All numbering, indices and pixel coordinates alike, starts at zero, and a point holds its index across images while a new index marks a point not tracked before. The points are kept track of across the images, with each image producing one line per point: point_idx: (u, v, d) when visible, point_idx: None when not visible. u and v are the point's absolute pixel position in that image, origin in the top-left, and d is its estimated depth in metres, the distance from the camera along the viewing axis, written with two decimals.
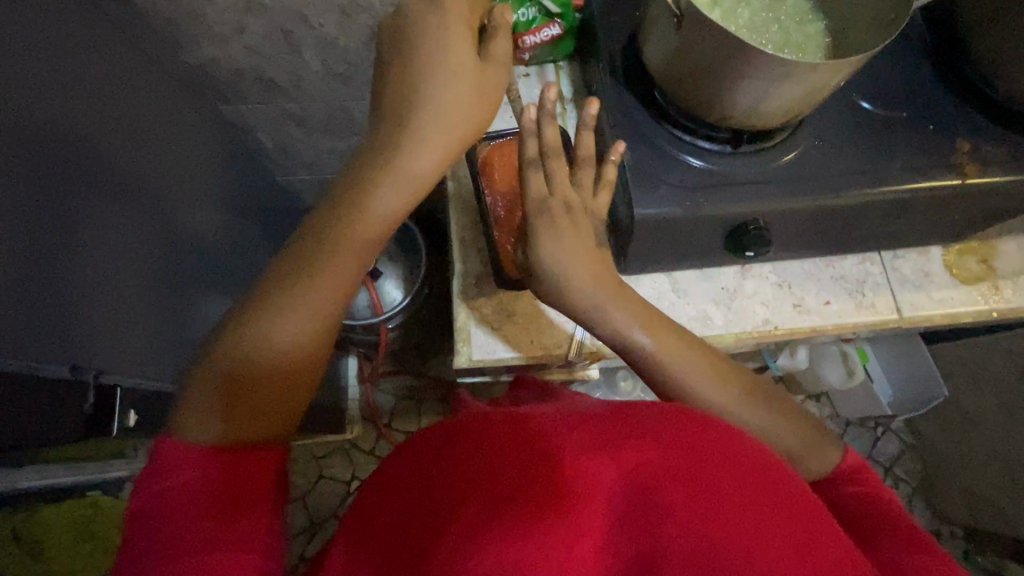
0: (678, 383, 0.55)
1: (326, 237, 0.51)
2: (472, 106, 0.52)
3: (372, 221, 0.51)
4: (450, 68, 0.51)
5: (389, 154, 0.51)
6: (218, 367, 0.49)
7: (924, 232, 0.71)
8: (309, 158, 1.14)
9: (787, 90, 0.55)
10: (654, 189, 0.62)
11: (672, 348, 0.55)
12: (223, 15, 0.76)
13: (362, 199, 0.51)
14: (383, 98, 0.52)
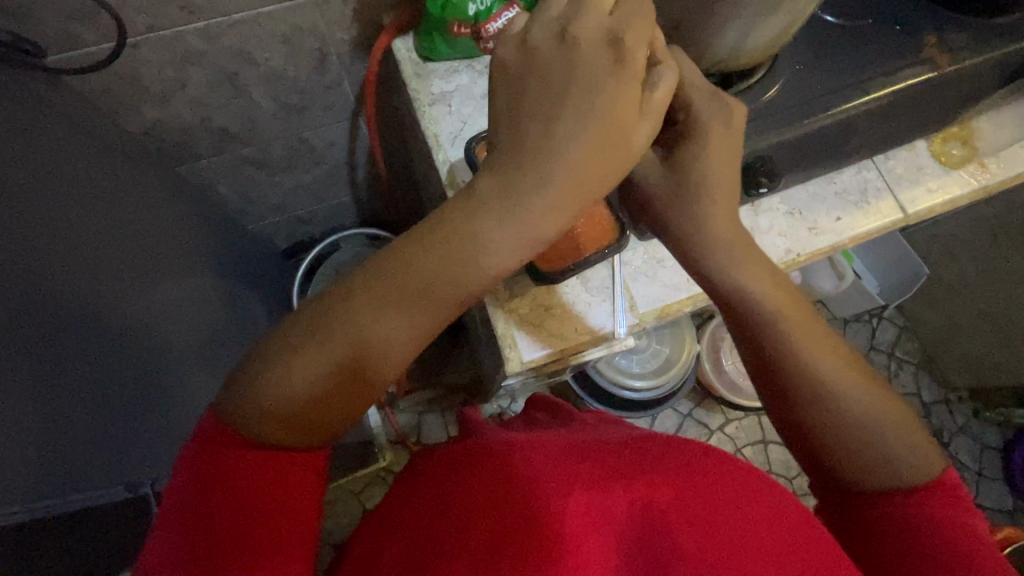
0: (801, 360, 0.48)
1: (427, 276, 0.45)
2: (602, 181, 0.45)
3: (476, 276, 0.45)
4: (602, 103, 0.44)
5: (505, 191, 0.44)
6: (275, 376, 0.43)
7: (908, 129, 0.73)
8: (275, 199, 1.08)
9: (771, 24, 0.55)
10: None
11: (800, 329, 0.49)
12: (161, 72, 0.70)
13: (465, 237, 0.44)
14: (522, 119, 0.45)
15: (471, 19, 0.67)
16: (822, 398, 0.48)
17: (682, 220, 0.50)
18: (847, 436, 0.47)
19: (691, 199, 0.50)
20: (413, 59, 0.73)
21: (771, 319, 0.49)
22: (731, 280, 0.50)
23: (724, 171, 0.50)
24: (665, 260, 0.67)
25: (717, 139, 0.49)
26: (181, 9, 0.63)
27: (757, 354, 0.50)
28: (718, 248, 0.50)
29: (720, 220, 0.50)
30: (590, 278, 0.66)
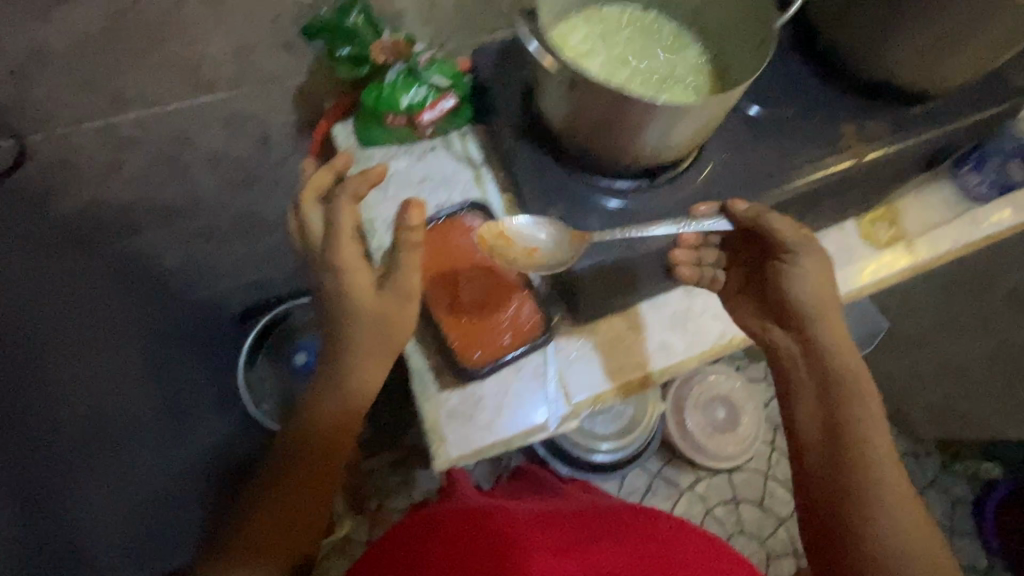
0: (865, 453, 0.58)
1: (313, 414, 0.62)
2: (390, 312, 0.58)
3: (344, 400, 0.62)
4: (351, 277, 0.58)
5: (339, 348, 0.60)
6: (251, 515, 0.63)
7: (834, 211, 0.75)
8: (226, 266, 1.07)
9: (685, 127, 0.56)
10: (583, 237, 0.62)
11: (883, 428, 0.59)
12: (94, 158, 0.70)
13: (333, 384, 0.62)
14: (328, 303, 0.59)
15: (404, 110, 0.68)
16: (871, 501, 0.57)
17: (816, 329, 0.61)
18: (882, 553, 0.56)
19: (809, 318, 0.61)
20: (352, 144, 0.73)
21: (866, 426, 0.59)
22: (839, 365, 0.61)
23: (827, 314, 0.61)
24: (599, 346, 0.68)
25: (818, 269, 0.61)
26: (110, 103, 0.63)
27: (838, 444, 0.59)
28: (840, 345, 0.61)
29: (842, 338, 0.61)
30: (524, 367, 0.65)
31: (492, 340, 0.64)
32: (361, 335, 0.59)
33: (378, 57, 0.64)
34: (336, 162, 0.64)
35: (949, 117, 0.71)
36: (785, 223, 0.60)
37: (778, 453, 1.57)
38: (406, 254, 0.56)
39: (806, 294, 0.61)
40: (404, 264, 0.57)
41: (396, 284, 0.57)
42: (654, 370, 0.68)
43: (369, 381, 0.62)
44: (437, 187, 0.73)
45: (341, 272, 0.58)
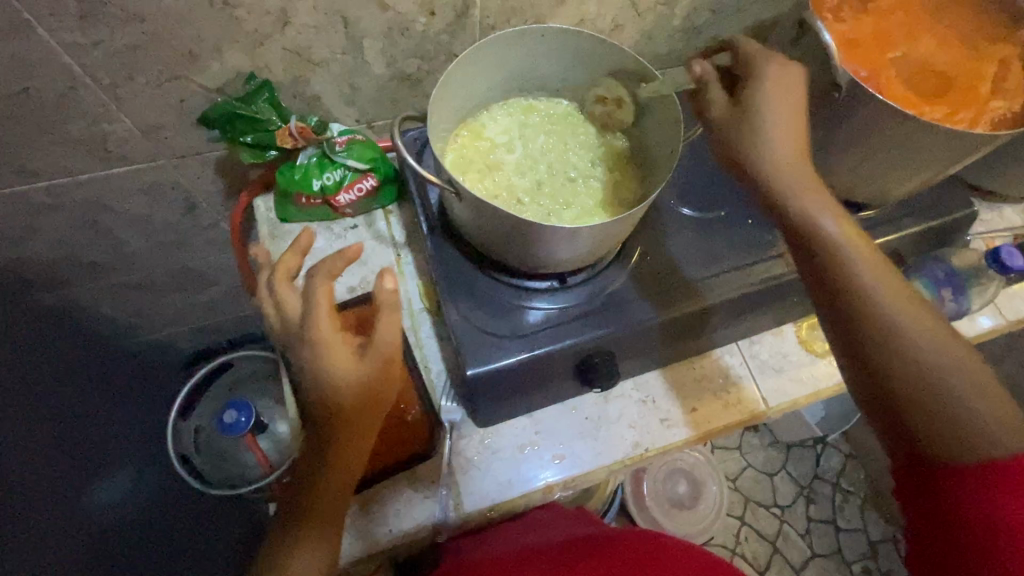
0: (885, 310, 0.47)
1: (311, 481, 0.51)
2: (383, 381, 0.49)
3: (345, 461, 0.50)
4: (329, 353, 0.47)
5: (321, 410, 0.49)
6: None
7: (770, 318, 0.71)
8: (170, 314, 1.06)
9: (582, 243, 0.53)
10: (487, 345, 0.60)
11: (869, 258, 0.49)
12: (8, 222, 0.70)
13: (329, 448, 0.50)
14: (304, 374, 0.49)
15: (317, 192, 0.68)
16: (896, 328, 0.47)
17: (768, 154, 0.51)
18: (929, 389, 0.45)
19: (768, 146, 0.51)
20: (271, 219, 0.72)
21: (846, 266, 0.49)
22: (809, 206, 0.50)
23: (797, 140, 0.51)
24: (500, 451, 0.64)
25: (777, 77, 0.51)
26: (17, 174, 0.63)
27: (836, 298, 0.49)
28: (811, 196, 0.50)
29: (818, 195, 0.51)
30: (419, 470, 0.62)
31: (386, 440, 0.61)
32: (349, 413, 0.48)
33: (286, 142, 0.63)
34: (301, 244, 0.53)
35: (889, 227, 0.68)
36: (784, 86, 0.51)
37: (747, 529, 1.49)
38: (387, 316, 0.47)
39: (773, 135, 0.51)
40: (383, 328, 0.48)
41: (376, 348, 0.48)
42: (557, 480, 0.64)
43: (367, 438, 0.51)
44: (352, 268, 0.71)
45: (317, 356, 0.48)
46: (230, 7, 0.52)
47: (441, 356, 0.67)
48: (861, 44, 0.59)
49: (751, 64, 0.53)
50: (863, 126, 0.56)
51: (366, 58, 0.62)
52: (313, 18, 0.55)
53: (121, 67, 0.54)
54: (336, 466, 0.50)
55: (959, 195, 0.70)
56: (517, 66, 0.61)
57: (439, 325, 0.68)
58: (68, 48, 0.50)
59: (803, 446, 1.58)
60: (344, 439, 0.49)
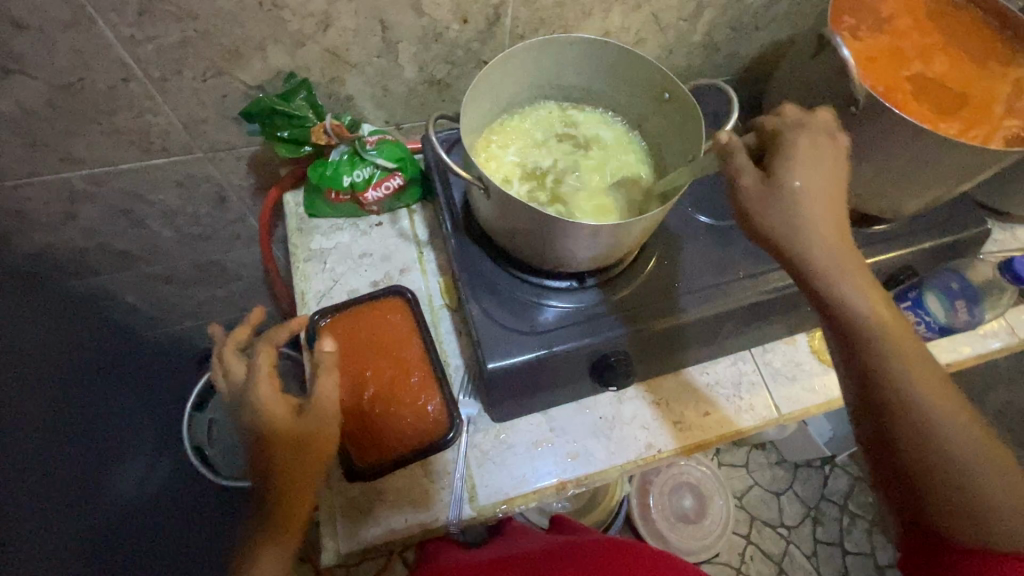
0: (904, 393, 0.46)
1: (267, 501, 0.52)
2: (320, 414, 0.51)
3: (297, 487, 0.51)
4: (266, 397, 0.50)
5: (261, 450, 0.50)
6: None
7: (783, 326, 0.72)
8: (191, 306, 1.08)
9: (602, 242, 0.55)
10: (507, 340, 0.61)
11: (901, 345, 0.46)
12: (47, 208, 0.72)
13: (279, 475, 0.51)
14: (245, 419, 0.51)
15: (347, 189, 0.70)
16: (917, 412, 0.45)
17: (801, 243, 0.46)
18: (951, 480, 0.45)
19: (807, 237, 0.46)
20: (299, 215, 0.74)
21: (873, 354, 0.46)
22: (837, 289, 0.46)
23: (835, 226, 0.46)
24: (515, 446, 0.66)
25: (808, 150, 0.46)
26: (61, 161, 0.66)
27: (866, 385, 0.47)
28: (840, 272, 0.46)
29: (857, 281, 0.46)
30: (434, 462, 0.63)
31: (399, 429, 0.60)
32: (289, 449, 0.50)
33: (320, 138, 0.65)
34: (250, 316, 0.57)
35: (903, 242, 0.69)
36: (818, 164, 0.46)
37: (753, 548, 1.47)
38: (325, 376, 0.50)
39: (806, 223, 0.45)
40: (320, 386, 0.50)
41: (314, 405, 0.51)
42: (570, 477, 0.64)
43: (317, 466, 0.51)
44: (376, 263, 0.73)
45: (257, 419, 0.50)
46: (277, 8, 0.55)
47: (460, 351, 0.69)
48: (879, 63, 0.61)
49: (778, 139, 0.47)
50: (881, 139, 0.57)
51: (400, 62, 0.65)
52: (354, 21, 0.58)
53: (171, 62, 0.57)
54: (288, 513, 0.52)
55: (973, 213, 0.71)
56: (545, 73, 0.63)
57: (458, 321, 0.70)
58: (123, 41, 0.53)
59: (810, 466, 1.57)
60: (294, 483, 0.51)
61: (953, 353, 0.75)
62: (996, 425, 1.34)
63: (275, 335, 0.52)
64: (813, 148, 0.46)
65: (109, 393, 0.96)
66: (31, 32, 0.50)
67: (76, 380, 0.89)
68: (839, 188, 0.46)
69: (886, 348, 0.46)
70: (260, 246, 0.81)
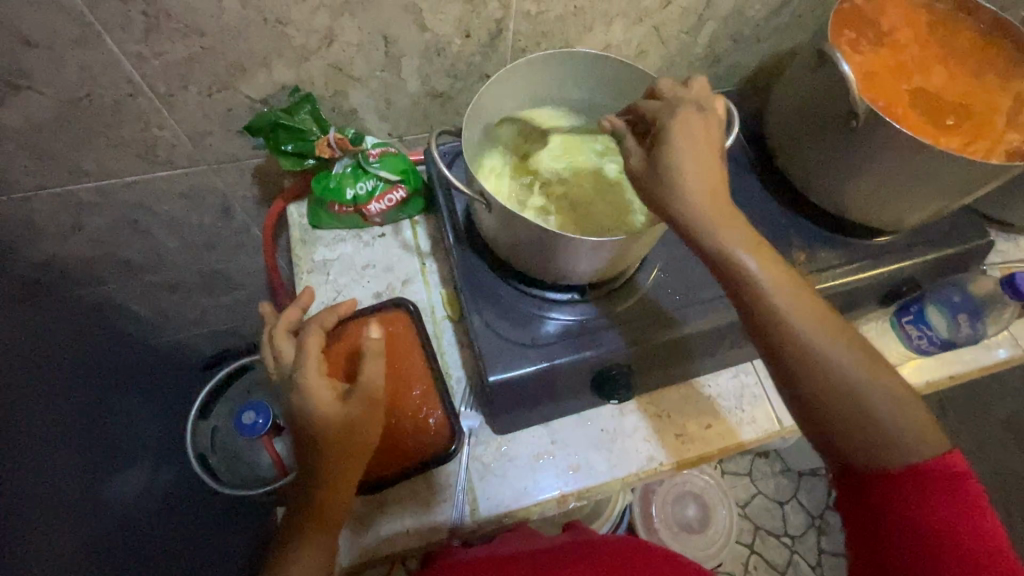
0: (802, 338, 0.44)
1: (304, 491, 0.54)
2: (366, 399, 0.52)
3: (337, 476, 0.53)
4: (315, 382, 0.51)
5: (309, 437, 0.52)
6: None
7: None
8: (195, 314, 1.09)
9: (603, 257, 0.55)
10: (508, 353, 0.61)
11: (792, 301, 0.44)
12: (55, 219, 0.73)
13: (318, 464, 0.53)
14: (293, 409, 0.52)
15: (350, 201, 0.71)
16: (820, 359, 0.44)
17: (683, 203, 0.45)
18: (860, 420, 0.44)
19: (688, 198, 0.44)
20: (303, 225, 0.75)
21: (772, 309, 0.44)
22: (726, 244, 0.45)
23: (713, 188, 0.45)
24: (517, 458, 0.66)
25: (687, 124, 0.46)
26: (69, 174, 0.66)
27: (769, 345, 0.45)
28: (725, 230, 0.45)
29: (743, 241, 0.45)
30: (435, 474, 0.63)
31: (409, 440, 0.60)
32: (333, 436, 0.51)
33: (324, 151, 0.66)
34: (300, 300, 0.59)
35: (906, 254, 0.69)
36: (693, 133, 0.46)
37: (757, 558, 1.46)
38: (371, 361, 0.52)
39: (688, 185, 0.44)
40: (368, 372, 0.52)
41: (360, 390, 0.52)
42: (572, 489, 0.64)
43: (360, 453, 0.53)
44: (379, 274, 0.73)
45: (304, 401, 0.51)
46: (282, 25, 0.55)
47: (462, 363, 0.69)
48: (881, 77, 0.62)
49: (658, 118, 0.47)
50: (884, 153, 0.57)
51: (403, 75, 0.65)
52: (357, 36, 0.59)
53: (177, 77, 0.57)
54: (323, 507, 0.54)
55: (976, 224, 0.71)
56: (547, 86, 0.64)
57: (460, 332, 0.70)
58: (130, 58, 0.54)
59: (815, 475, 1.56)
60: (332, 474, 0.53)
61: (959, 365, 0.74)
62: (1002, 435, 1.33)
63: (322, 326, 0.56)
64: (688, 127, 0.46)
65: (111, 401, 0.96)
66: (41, 49, 0.51)
67: (76, 388, 0.89)
68: (716, 151, 0.46)
69: (780, 298, 0.44)
70: (264, 257, 0.81)
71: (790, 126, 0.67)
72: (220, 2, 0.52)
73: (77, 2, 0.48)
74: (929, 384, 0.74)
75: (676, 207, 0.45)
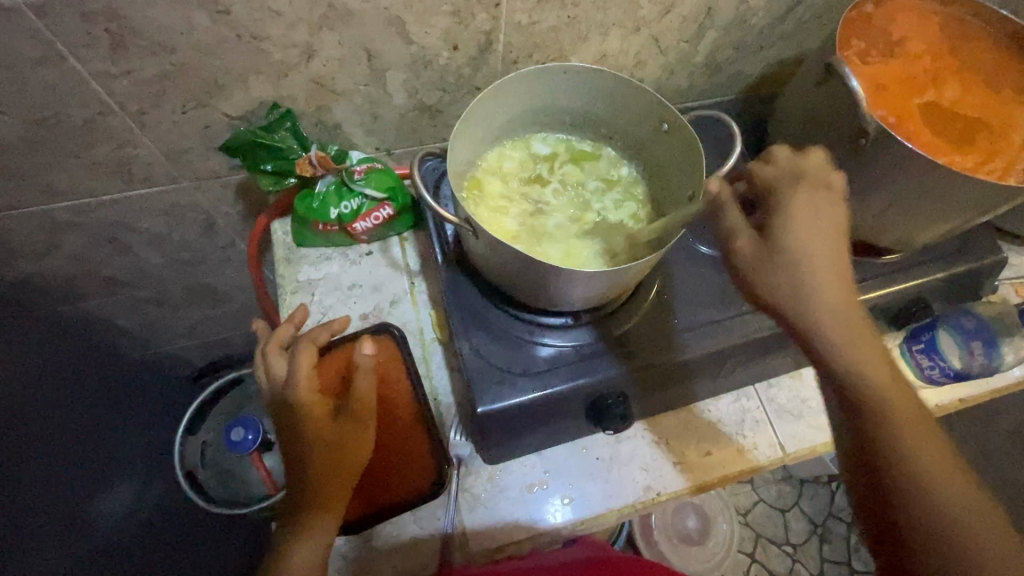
0: (883, 431, 0.46)
1: (295, 507, 0.52)
2: (357, 412, 0.53)
3: (327, 491, 0.51)
4: (306, 393, 0.54)
5: (298, 447, 0.52)
6: None
7: (788, 361, 0.69)
8: (184, 327, 1.07)
9: (596, 286, 0.52)
10: (498, 382, 0.58)
11: (885, 381, 0.46)
12: (31, 238, 0.71)
13: (310, 477, 0.52)
14: (286, 418, 0.54)
15: (335, 220, 0.68)
16: (893, 454, 0.45)
17: (790, 279, 0.47)
18: (925, 514, 0.44)
19: (798, 272, 0.46)
20: (287, 243, 0.72)
21: (859, 395, 0.46)
22: (822, 331, 0.46)
23: (831, 267, 0.47)
24: (508, 489, 0.63)
25: (807, 200, 0.47)
26: (42, 193, 0.64)
27: (852, 414, 0.47)
28: (829, 313, 0.46)
29: (842, 320, 0.47)
30: (423, 506, 0.61)
31: (405, 465, 0.58)
32: (321, 447, 0.52)
33: (305, 170, 0.63)
34: (296, 316, 0.60)
35: (915, 273, 0.66)
36: (818, 213, 0.47)
37: (758, 567, 1.44)
38: (363, 379, 0.53)
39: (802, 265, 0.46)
40: (361, 390, 0.53)
41: (352, 408, 0.53)
42: (565, 522, 0.62)
43: (351, 466, 0.52)
44: (366, 295, 0.70)
45: (297, 416, 0.53)
46: (257, 40, 0.52)
47: (452, 388, 0.66)
48: (889, 90, 0.58)
49: (772, 190, 0.49)
50: (893, 173, 0.54)
51: (388, 90, 0.62)
52: (338, 51, 0.56)
53: (148, 96, 0.55)
54: (315, 518, 0.51)
55: (989, 240, 0.68)
56: (539, 100, 0.60)
57: (450, 355, 0.68)
58: (98, 77, 0.51)
59: (817, 482, 1.53)
60: (323, 487, 0.51)
61: (969, 387, 0.71)
62: (1007, 444, 1.31)
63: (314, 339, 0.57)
64: (812, 207, 0.47)
65: (107, 414, 0.94)
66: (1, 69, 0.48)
67: (69, 402, 0.87)
68: (841, 234, 0.47)
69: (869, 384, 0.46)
70: (249, 274, 0.79)
71: (795, 142, 0.64)
72: (190, 18, 0.49)
73: (35, 21, 0.45)
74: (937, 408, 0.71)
75: (779, 278, 0.47)
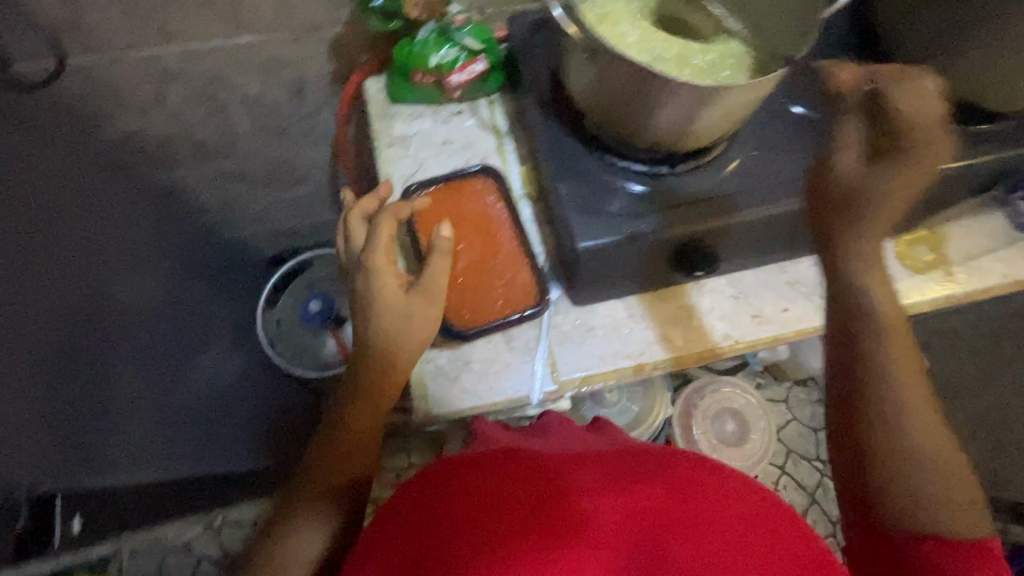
0: (879, 361, 0.53)
1: (360, 363, 0.57)
2: (436, 282, 0.55)
3: (405, 348, 0.55)
4: (376, 268, 0.54)
5: (367, 312, 0.55)
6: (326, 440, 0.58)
7: None
8: (258, 211, 1.11)
9: (708, 114, 0.53)
10: (597, 219, 0.61)
11: (891, 338, 0.53)
12: (141, 88, 0.75)
13: (379, 342, 0.55)
14: (356, 285, 0.55)
15: (433, 69, 0.70)
16: (882, 386, 0.52)
17: (847, 220, 0.51)
18: (895, 443, 0.51)
19: (861, 207, 0.50)
20: (380, 99, 0.74)
21: (867, 329, 0.53)
22: (852, 273, 0.53)
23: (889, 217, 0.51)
24: (593, 329, 0.67)
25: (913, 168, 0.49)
26: (157, 34, 0.67)
27: (851, 354, 0.54)
28: (863, 255, 0.52)
29: (879, 275, 0.52)
30: (516, 339, 0.65)
31: (484, 305, 0.63)
32: (394, 313, 0.54)
33: (411, 10, 0.67)
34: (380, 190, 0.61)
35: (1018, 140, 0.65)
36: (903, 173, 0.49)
37: (788, 478, 1.49)
38: (439, 257, 0.55)
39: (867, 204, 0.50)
40: (433, 265, 0.55)
41: (421, 285, 0.55)
42: (647, 361, 0.66)
43: (422, 333, 0.55)
44: (457, 150, 0.72)
45: (368, 282, 0.54)
46: None
47: (541, 238, 0.69)
48: None
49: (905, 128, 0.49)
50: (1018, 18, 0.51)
51: None
52: None
53: None
54: (382, 370, 0.56)
55: None
56: None
57: (538, 210, 0.70)
58: None
59: None
60: (399, 337, 0.55)
61: None
62: None
63: (390, 211, 0.57)
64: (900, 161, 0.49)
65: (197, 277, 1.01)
66: None
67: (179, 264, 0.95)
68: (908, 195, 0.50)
69: (875, 303, 0.53)
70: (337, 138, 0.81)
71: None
72: None
73: None
74: (1015, 283, 0.72)
75: (839, 211, 0.51)
